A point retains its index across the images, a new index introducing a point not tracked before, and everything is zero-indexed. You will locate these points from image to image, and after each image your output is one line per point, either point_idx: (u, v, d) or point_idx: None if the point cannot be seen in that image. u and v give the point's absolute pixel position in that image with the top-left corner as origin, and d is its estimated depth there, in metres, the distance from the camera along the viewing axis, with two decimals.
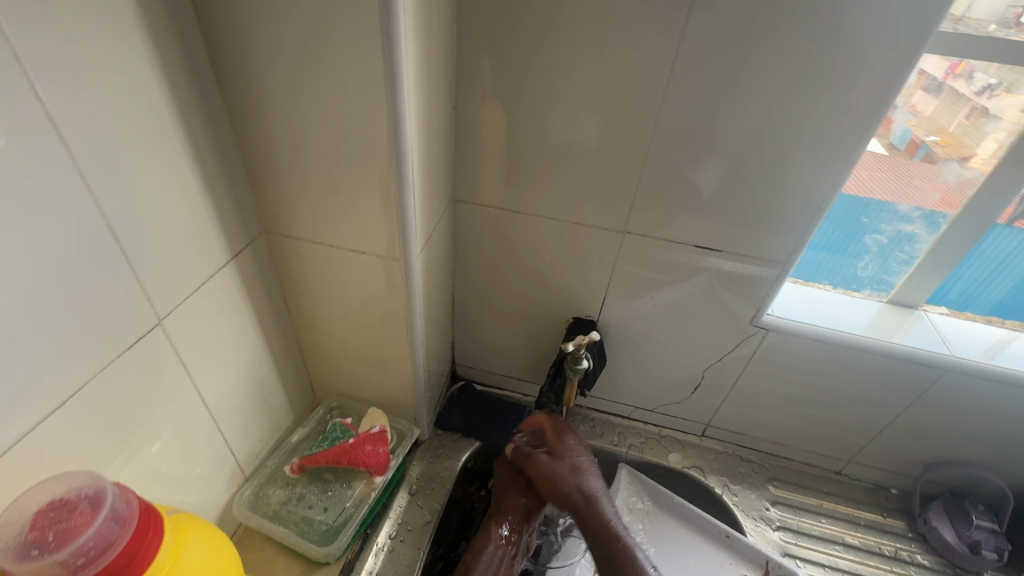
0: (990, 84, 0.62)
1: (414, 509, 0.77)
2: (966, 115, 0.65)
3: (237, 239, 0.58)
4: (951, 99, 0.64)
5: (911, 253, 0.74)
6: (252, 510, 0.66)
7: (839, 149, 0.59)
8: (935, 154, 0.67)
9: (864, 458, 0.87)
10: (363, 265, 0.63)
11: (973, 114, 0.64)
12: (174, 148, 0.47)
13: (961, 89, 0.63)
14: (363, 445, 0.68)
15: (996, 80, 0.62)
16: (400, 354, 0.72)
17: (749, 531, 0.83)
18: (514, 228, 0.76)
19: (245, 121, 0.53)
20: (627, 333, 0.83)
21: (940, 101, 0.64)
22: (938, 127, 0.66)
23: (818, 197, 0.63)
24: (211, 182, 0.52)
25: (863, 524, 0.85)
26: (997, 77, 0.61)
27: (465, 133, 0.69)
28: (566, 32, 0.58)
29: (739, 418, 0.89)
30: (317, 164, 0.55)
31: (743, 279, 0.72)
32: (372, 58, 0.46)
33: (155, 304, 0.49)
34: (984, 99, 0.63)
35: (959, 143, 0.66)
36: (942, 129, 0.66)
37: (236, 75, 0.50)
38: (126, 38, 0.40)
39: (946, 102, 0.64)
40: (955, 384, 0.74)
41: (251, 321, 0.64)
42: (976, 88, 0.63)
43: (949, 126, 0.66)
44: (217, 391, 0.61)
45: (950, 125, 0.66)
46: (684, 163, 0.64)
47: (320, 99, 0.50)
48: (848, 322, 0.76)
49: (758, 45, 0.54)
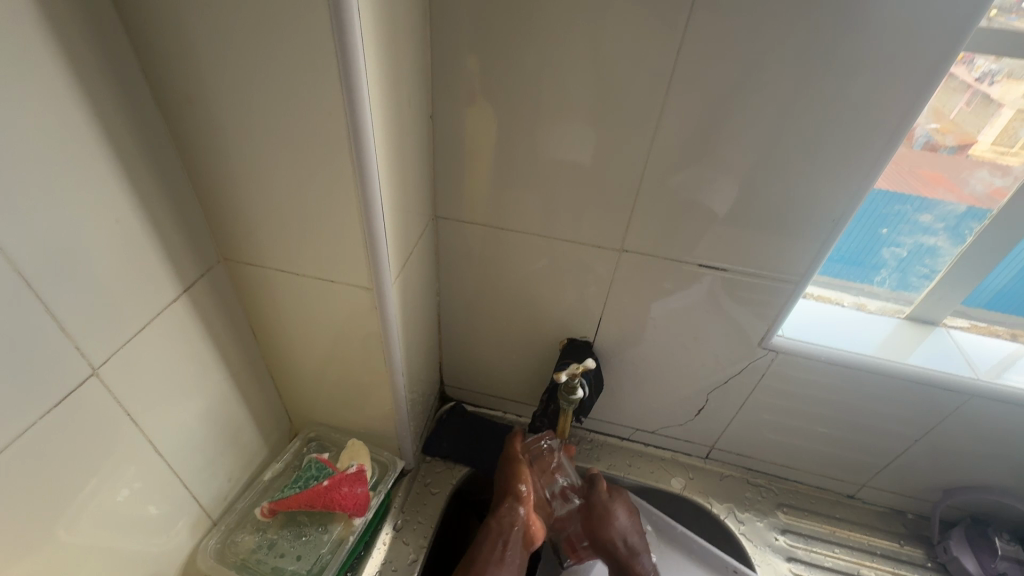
0: (991, 70, 0.54)
1: (400, 546, 0.72)
2: (965, 101, 0.57)
3: (190, 270, 0.53)
4: (950, 86, 0.56)
5: (933, 266, 0.68)
6: (218, 560, 0.61)
7: (861, 160, 0.53)
8: (934, 143, 0.60)
9: (878, 482, 0.82)
10: (334, 293, 0.57)
11: (972, 100, 0.57)
12: (104, 176, 0.41)
13: (961, 76, 0.55)
14: (338, 486, 0.63)
15: (998, 67, 0.54)
16: (380, 383, 0.67)
17: (757, 564, 0.78)
18: (501, 245, 0.70)
19: (193, 142, 0.47)
20: (625, 353, 0.78)
21: (941, 88, 0.55)
22: (939, 114, 0.58)
23: (837, 212, 0.58)
24: (155, 211, 0.47)
25: (878, 553, 0.80)
26: (1000, 64, 0.53)
27: (444, 144, 0.63)
28: (550, 34, 0.52)
29: (744, 441, 0.84)
30: (275, 187, 0.49)
31: (751, 298, 0.67)
32: (326, 71, 0.40)
33: (87, 352, 0.43)
34: (984, 85, 0.56)
35: (960, 130, 0.59)
36: (942, 115, 0.58)
37: (177, 92, 0.44)
38: (34, 54, 0.35)
39: (947, 89, 0.56)
40: (980, 408, 0.68)
41: (212, 356, 0.58)
42: (976, 74, 0.55)
43: (948, 112, 0.58)
44: (175, 435, 0.55)
45: (949, 112, 0.58)
46: (683, 177, 0.59)
47: (272, 116, 0.44)
48: (865, 341, 0.70)
49: (765, 47, 0.49)
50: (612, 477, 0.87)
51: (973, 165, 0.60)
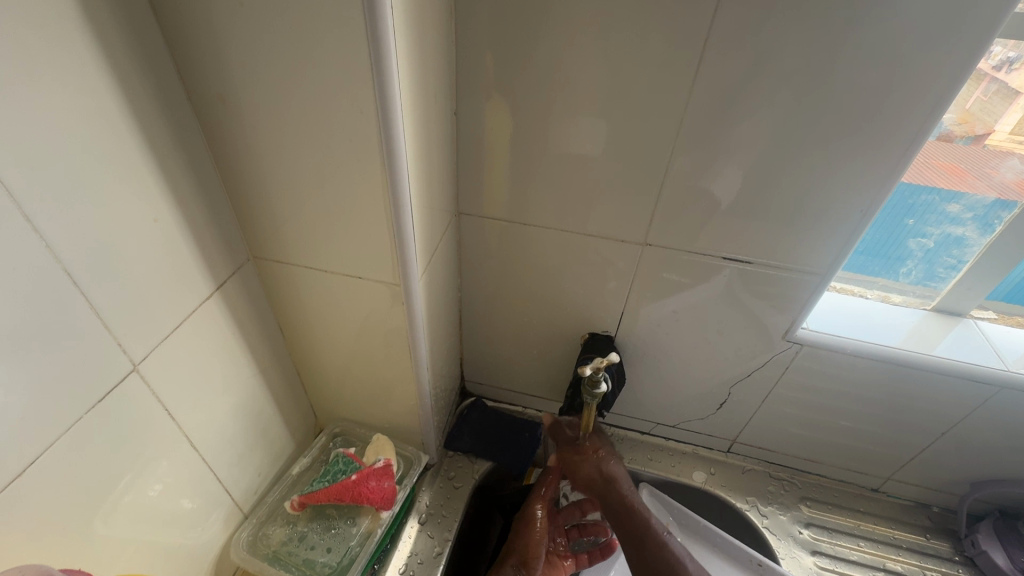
0: (1009, 59, 0.54)
1: (425, 539, 0.73)
2: (982, 90, 0.57)
3: (222, 268, 0.54)
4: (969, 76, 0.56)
5: (960, 257, 0.68)
6: (251, 552, 0.62)
7: (889, 151, 0.53)
8: (951, 133, 0.60)
9: (904, 475, 0.81)
10: (361, 290, 0.58)
11: (989, 90, 0.57)
12: (141, 176, 0.42)
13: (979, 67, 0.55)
14: (366, 481, 0.64)
15: (1015, 55, 0.54)
16: (405, 379, 0.68)
17: (781, 557, 0.78)
18: (523, 241, 0.70)
19: (225, 143, 0.48)
20: (646, 348, 0.78)
21: None
22: (957, 105, 0.58)
23: (864, 204, 0.57)
24: (189, 210, 0.48)
25: (904, 547, 0.79)
26: (1018, 52, 0.53)
27: (466, 141, 0.63)
28: (575, 29, 0.52)
29: (767, 434, 0.84)
30: (305, 185, 0.50)
31: (774, 292, 0.66)
32: (358, 70, 0.41)
33: (128, 348, 0.45)
34: (1002, 74, 0.56)
35: (978, 121, 0.59)
36: (960, 107, 0.58)
37: (211, 94, 0.45)
38: (77, 57, 0.36)
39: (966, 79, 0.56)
40: (1011, 400, 0.67)
41: (242, 353, 0.59)
42: (994, 63, 0.55)
43: (965, 103, 0.58)
44: (209, 429, 0.57)
45: (967, 103, 0.58)
46: (707, 170, 0.58)
47: (303, 115, 0.45)
48: (891, 333, 0.70)
49: (796, 36, 0.48)
50: (633, 471, 0.87)
51: (992, 155, 0.60)
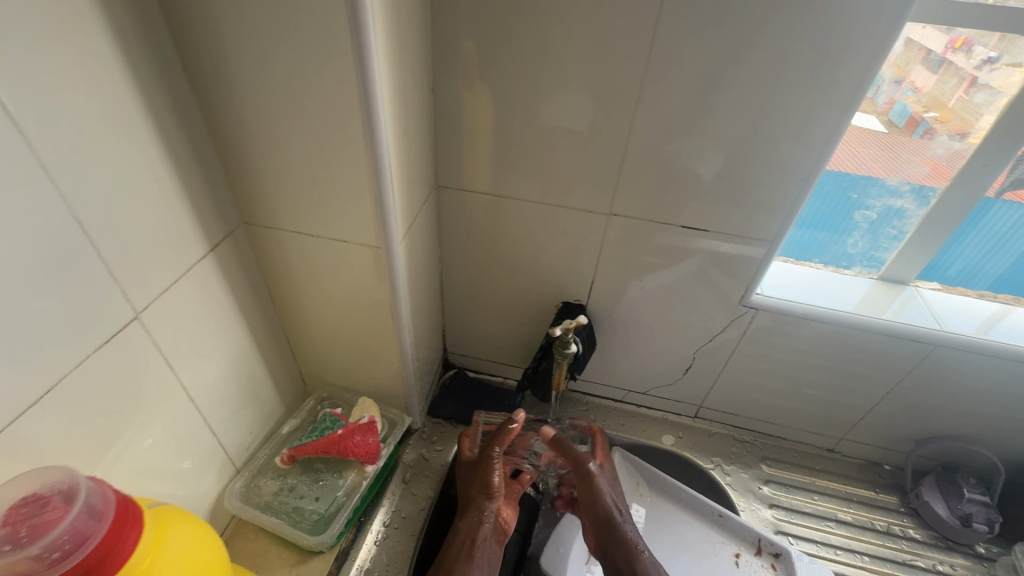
0: (990, 57, 0.60)
1: (408, 496, 0.78)
2: (965, 89, 0.63)
3: (215, 230, 0.58)
4: (948, 72, 0.63)
5: (901, 228, 0.73)
6: (244, 501, 0.66)
7: (824, 125, 0.58)
8: (933, 131, 0.66)
9: (856, 435, 0.88)
10: (344, 254, 0.62)
11: (971, 89, 0.62)
12: (142, 139, 0.46)
13: (960, 64, 0.62)
14: (352, 435, 0.69)
15: (995, 53, 0.60)
16: (388, 344, 0.72)
17: (740, 509, 0.84)
18: (501, 213, 0.75)
19: (218, 111, 0.52)
20: (617, 317, 0.83)
21: (939, 76, 0.63)
22: (938, 102, 0.65)
23: (807, 172, 0.62)
24: (185, 174, 0.52)
25: (855, 500, 0.86)
26: (998, 50, 0.60)
27: (445, 117, 0.68)
28: (544, 12, 0.57)
29: (731, 399, 0.89)
30: (292, 153, 0.54)
31: (731, 260, 0.72)
32: (340, 43, 0.45)
33: (131, 298, 0.48)
34: (984, 72, 0.61)
35: (959, 119, 0.64)
36: (941, 104, 0.64)
37: (206, 66, 0.49)
38: (85, 24, 0.39)
39: (945, 75, 0.63)
40: (946, 359, 0.73)
41: (235, 314, 0.63)
42: (976, 62, 0.61)
43: (947, 101, 0.64)
44: (204, 384, 0.61)
45: (948, 100, 0.64)
46: (666, 143, 0.63)
47: (290, 87, 0.49)
48: (839, 299, 0.75)
49: (743, 18, 0.53)
50: (606, 436, 0.92)
51: (921, 140, 0.67)
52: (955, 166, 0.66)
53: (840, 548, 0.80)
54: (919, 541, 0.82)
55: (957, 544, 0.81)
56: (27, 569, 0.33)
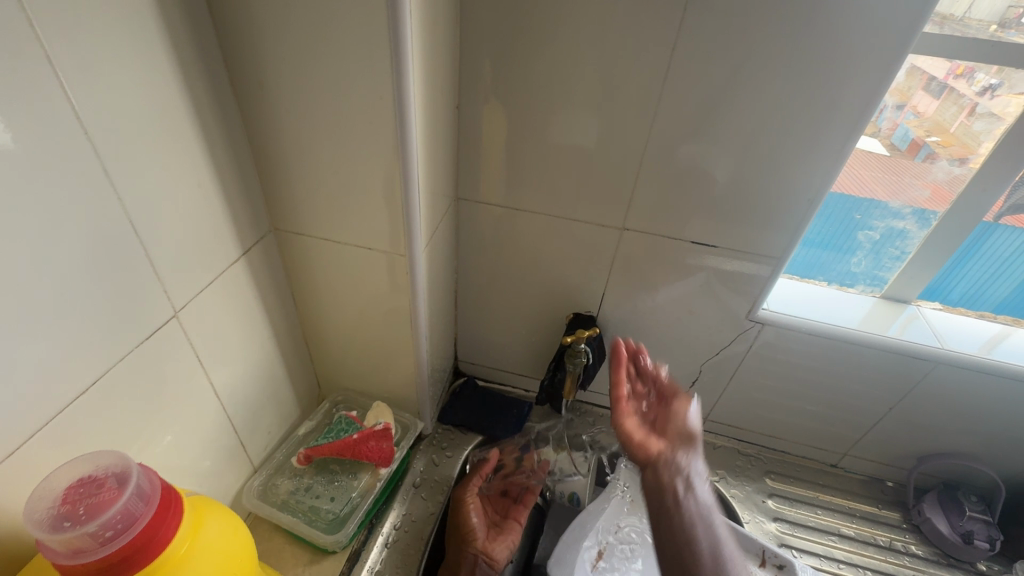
0: (991, 85, 0.63)
1: (418, 500, 0.79)
2: (967, 115, 0.66)
3: (248, 235, 0.61)
4: (951, 98, 0.66)
5: (903, 249, 0.76)
6: (260, 499, 0.69)
7: (832, 145, 0.61)
8: (935, 154, 0.69)
9: (859, 451, 0.89)
10: (368, 262, 0.65)
11: (971, 114, 0.65)
12: (188, 147, 0.50)
13: (962, 90, 0.65)
14: (366, 440, 0.72)
15: (996, 80, 0.63)
16: (404, 349, 0.74)
17: (746, 521, 0.85)
18: (516, 226, 0.78)
19: (258, 123, 0.55)
20: (627, 330, 0.85)
21: (941, 101, 0.66)
22: (939, 127, 0.68)
23: (813, 193, 0.65)
24: (224, 180, 0.55)
25: (858, 516, 0.87)
26: (999, 78, 0.62)
27: (467, 133, 0.71)
28: (565, 37, 0.60)
29: (736, 412, 0.91)
30: (324, 165, 0.57)
31: (738, 280, 0.74)
32: (379, 62, 0.48)
33: (171, 297, 0.51)
34: (985, 99, 0.64)
35: (960, 144, 0.67)
36: (943, 129, 0.67)
37: (251, 81, 0.53)
38: (145, 41, 0.43)
39: (946, 101, 0.66)
40: (947, 377, 0.75)
41: (261, 317, 0.66)
42: (977, 88, 0.64)
43: (949, 125, 0.67)
44: (230, 382, 0.63)
45: (950, 125, 0.67)
46: (675, 161, 0.66)
47: (325, 101, 0.52)
48: (843, 316, 0.77)
49: (753, 45, 0.56)
50: (613, 446, 0.94)
51: (919, 164, 0.70)
52: (954, 193, 0.69)
53: (843, 562, 0.82)
54: (921, 557, 0.83)
55: (959, 562, 0.82)
56: (83, 544, 0.36)
